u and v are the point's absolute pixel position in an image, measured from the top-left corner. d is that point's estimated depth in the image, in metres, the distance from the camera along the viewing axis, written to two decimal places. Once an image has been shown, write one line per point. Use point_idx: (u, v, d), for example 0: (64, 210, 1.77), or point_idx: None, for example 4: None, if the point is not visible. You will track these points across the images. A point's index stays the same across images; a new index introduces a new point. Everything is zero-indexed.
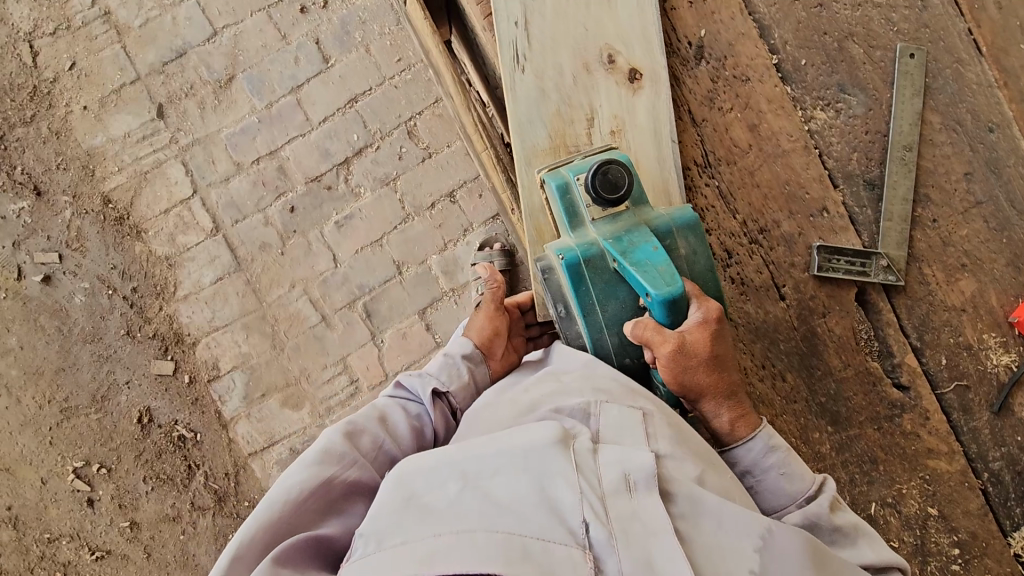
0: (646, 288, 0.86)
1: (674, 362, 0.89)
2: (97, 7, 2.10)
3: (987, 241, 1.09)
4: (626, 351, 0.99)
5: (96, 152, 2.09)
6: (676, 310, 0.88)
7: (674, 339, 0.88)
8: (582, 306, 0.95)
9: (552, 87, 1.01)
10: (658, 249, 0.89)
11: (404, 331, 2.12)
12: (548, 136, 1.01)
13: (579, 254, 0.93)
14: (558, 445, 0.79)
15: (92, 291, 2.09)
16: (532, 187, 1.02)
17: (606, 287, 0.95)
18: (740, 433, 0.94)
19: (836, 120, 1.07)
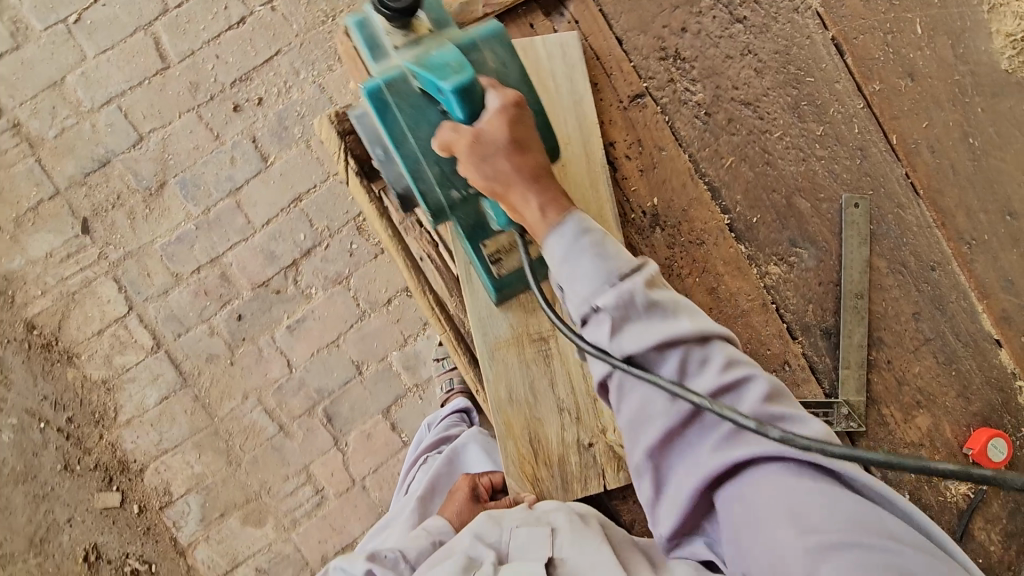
0: (438, 83, 0.80)
1: (472, 152, 0.80)
2: (5, 118, 1.95)
3: (937, 375, 1.13)
4: (451, 181, 0.88)
5: (15, 275, 1.94)
6: (469, 97, 0.80)
7: (468, 132, 0.80)
8: (391, 134, 0.87)
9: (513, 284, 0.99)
10: (452, 49, 0.83)
11: (369, 433, 2.04)
12: (509, 326, 1.00)
13: (379, 79, 0.85)
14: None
15: (20, 425, 1.93)
16: (496, 380, 0.98)
17: (415, 112, 0.86)
18: (550, 216, 0.80)
19: (790, 274, 1.09)
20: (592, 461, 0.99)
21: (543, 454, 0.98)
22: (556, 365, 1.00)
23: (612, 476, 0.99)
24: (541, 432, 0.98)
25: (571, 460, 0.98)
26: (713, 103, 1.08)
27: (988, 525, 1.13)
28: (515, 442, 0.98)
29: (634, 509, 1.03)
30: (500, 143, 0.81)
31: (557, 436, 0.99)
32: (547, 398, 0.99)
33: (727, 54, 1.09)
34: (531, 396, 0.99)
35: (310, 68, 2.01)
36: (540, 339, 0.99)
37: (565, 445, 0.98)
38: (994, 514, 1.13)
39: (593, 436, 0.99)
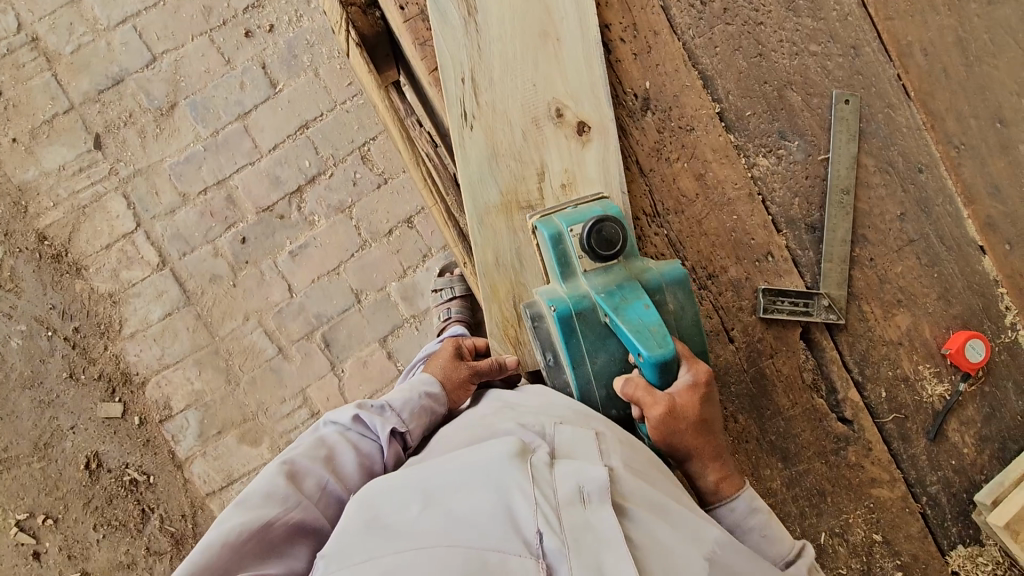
0: (638, 348, 0.84)
1: (663, 423, 0.86)
2: (24, 33, 2.00)
3: (919, 276, 1.14)
4: (613, 400, 0.94)
5: (29, 187, 1.99)
6: (665, 372, 0.85)
7: (663, 401, 0.86)
8: (572, 357, 0.92)
9: (506, 151, 1.01)
10: (651, 309, 0.87)
11: (365, 360, 2.08)
12: (500, 192, 1.00)
13: (570, 305, 0.90)
14: (517, 458, 0.75)
15: (29, 333, 1.99)
16: (484, 245, 1.00)
17: (595, 339, 0.92)
18: (723, 491, 0.90)
19: (777, 167, 1.11)
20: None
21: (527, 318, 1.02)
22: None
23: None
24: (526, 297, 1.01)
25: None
26: None
27: (963, 428, 1.15)
28: (500, 305, 1.01)
29: None
30: (689, 418, 0.87)
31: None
32: (534, 266, 1.01)
33: None
34: (517, 261, 1.01)
35: None
36: (529, 208, 1.01)
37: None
38: (970, 418, 1.15)
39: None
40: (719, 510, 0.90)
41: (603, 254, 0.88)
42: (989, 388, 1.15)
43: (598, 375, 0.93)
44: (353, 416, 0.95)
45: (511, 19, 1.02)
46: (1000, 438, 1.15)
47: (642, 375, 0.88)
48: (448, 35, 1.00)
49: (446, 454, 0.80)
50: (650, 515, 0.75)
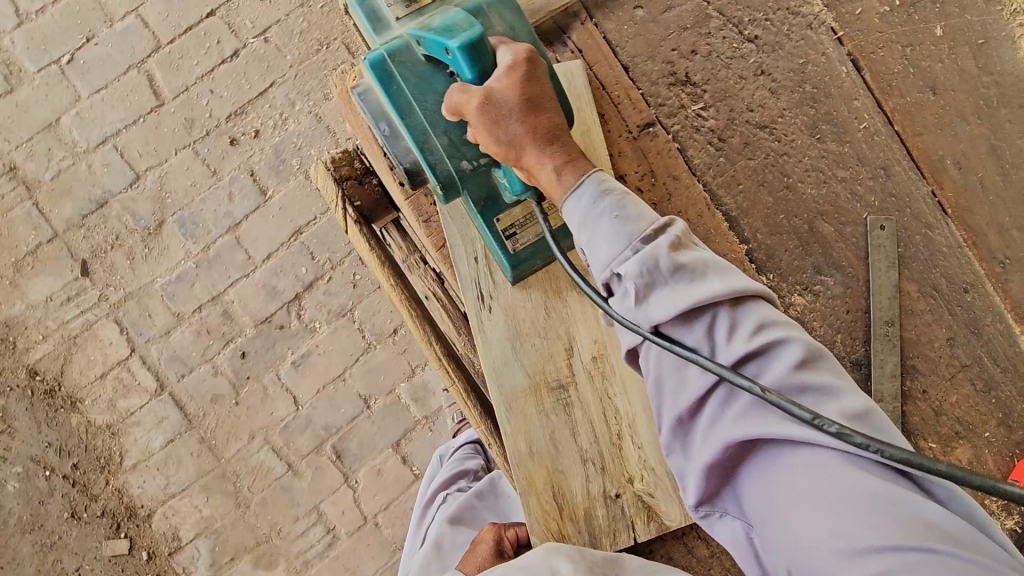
0: (445, 40, 0.75)
1: (483, 114, 0.71)
2: (1, 162, 1.91)
3: (976, 403, 1.06)
4: (460, 152, 0.81)
5: (16, 321, 1.90)
6: (478, 56, 0.74)
7: (478, 91, 0.71)
8: (397, 106, 0.81)
9: (530, 335, 0.93)
10: (457, 11, 0.79)
11: (379, 468, 1.99)
12: (526, 374, 0.92)
13: (382, 50, 0.81)
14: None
15: (26, 475, 1.89)
16: (515, 432, 0.91)
17: (420, 81, 0.81)
18: (568, 179, 0.72)
19: (815, 303, 1.03)
20: (621, 515, 0.91)
21: (569, 510, 0.90)
22: (577, 414, 0.92)
23: (644, 530, 0.91)
24: (565, 487, 0.91)
25: (596, 514, 0.90)
26: (726, 128, 1.03)
27: None
28: (538, 499, 0.90)
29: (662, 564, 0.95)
30: (512, 103, 0.71)
31: (581, 490, 0.91)
32: (571, 449, 0.91)
33: (739, 76, 1.04)
34: (551, 446, 0.92)
35: (306, 98, 1.97)
36: (560, 386, 0.92)
37: (591, 498, 0.91)
38: None
39: (620, 487, 0.91)
40: (567, 203, 0.72)
41: None
42: None
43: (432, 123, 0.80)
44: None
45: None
46: None
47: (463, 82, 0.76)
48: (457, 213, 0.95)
49: None
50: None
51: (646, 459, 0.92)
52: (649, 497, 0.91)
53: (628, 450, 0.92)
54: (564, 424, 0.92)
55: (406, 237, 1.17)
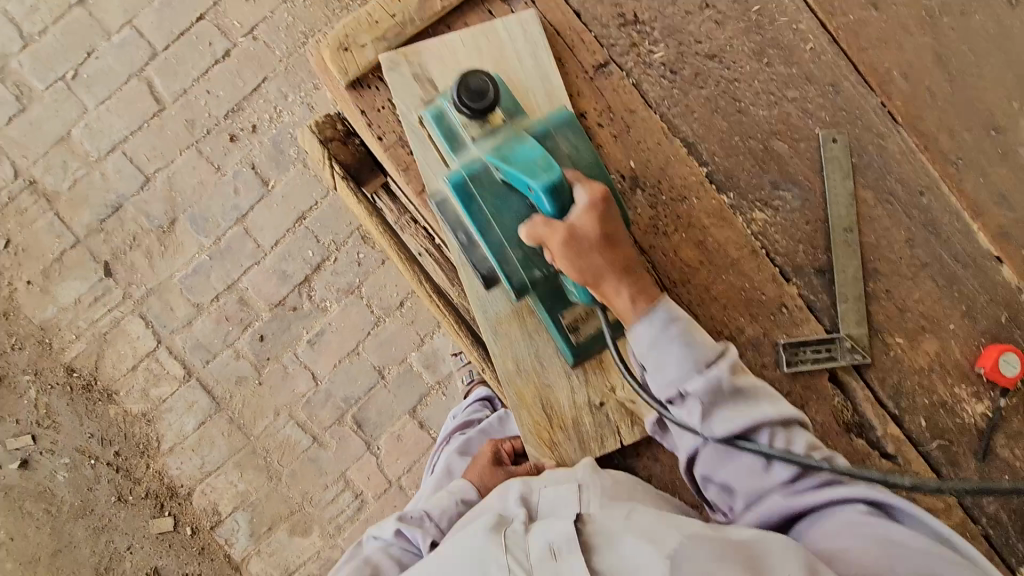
0: (527, 181, 0.86)
1: (567, 248, 0.86)
2: (22, 178, 2.04)
3: (939, 299, 1.13)
4: (533, 262, 0.93)
5: (50, 324, 2.03)
6: (559, 196, 0.86)
7: (561, 227, 0.86)
8: (477, 224, 0.93)
9: (509, 267, 1.01)
10: (534, 145, 0.89)
11: (399, 433, 2.10)
12: (508, 300, 1.02)
13: (461, 171, 0.93)
14: (492, 533, 0.82)
15: (73, 465, 2.03)
16: (502, 353, 1.01)
17: (496, 201, 0.92)
18: (642, 305, 0.89)
19: (776, 218, 1.10)
20: (606, 420, 1.01)
21: (557, 418, 1.01)
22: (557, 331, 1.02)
23: (627, 431, 1.01)
24: (552, 399, 1.01)
25: (582, 420, 1.01)
26: (677, 61, 1.10)
27: (1010, 443, 1.13)
28: (529, 411, 1.00)
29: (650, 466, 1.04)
30: (590, 237, 0.87)
31: (568, 400, 1.01)
32: (555, 363, 1.02)
33: (686, 11, 1.11)
34: (537, 365, 1.01)
35: (297, 90, 2.07)
36: (540, 309, 1.01)
37: (576, 407, 1.01)
38: (1016, 431, 1.13)
39: (603, 396, 1.01)
40: (639, 328, 0.89)
41: (476, 104, 0.94)
42: None
43: (496, 214, 0.92)
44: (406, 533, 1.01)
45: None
46: None
47: (541, 215, 0.89)
48: (431, 162, 1.02)
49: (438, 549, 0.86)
50: (622, 538, 0.76)
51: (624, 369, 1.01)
52: (631, 402, 1.00)
53: (608, 362, 1.01)
54: (546, 342, 1.02)
55: (395, 200, 1.27)
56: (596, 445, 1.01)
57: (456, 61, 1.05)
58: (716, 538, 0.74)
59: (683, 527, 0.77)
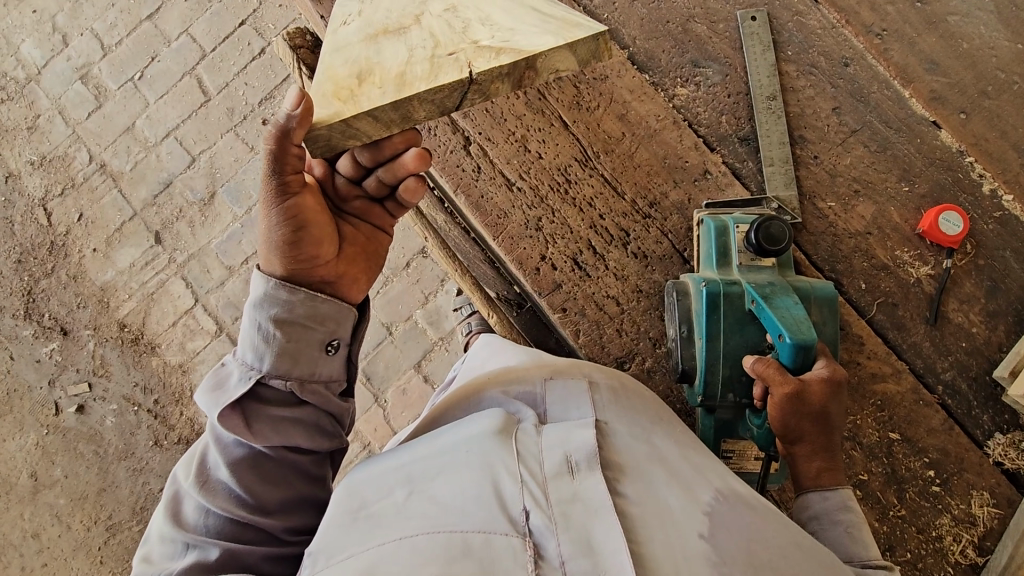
0: (780, 329, 0.85)
1: (789, 399, 0.80)
2: (95, 163, 2.43)
3: (872, 163, 1.14)
4: (732, 385, 0.95)
5: (109, 285, 2.34)
6: (806, 356, 0.83)
7: (794, 380, 0.80)
8: (707, 330, 0.96)
9: (369, 3, 0.83)
10: (799, 303, 0.89)
11: (404, 387, 2.18)
12: (365, 27, 0.80)
13: (720, 285, 0.96)
14: (499, 434, 0.66)
15: (120, 410, 2.26)
16: (341, 61, 0.76)
17: (735, 323, 0.96)
18: (824, 480, 0.80)
19: (697, 92, 1.18)
20: (454, 60, 0.72)
21: (379, 79, 0.72)
22: (415, 33, 0.77)
23: (485, 62, 0.71)
24: (374, 66, 0.74)
25: (417, 69, 0.72)
26: None
27: (964, 307, 1.09)
28: (332, 78, 0.73)
29: (576, 321, 1.10)
30: (814, 408, 0.80)
31: (401, 72, 0.73)
32: (400, 52, 0.75)
33: None
34: (373, 54, 0.76)
35: None
36: (398, 23, 0.79)
37: (408, 61, 0.73)
38: (970, 296, 1.09)
39: (456, 46, 0.73)
40: (813, 497, 0.80)
41: (767, 246, 0.94)
42: (983, 260, 1.10)
43: (728, 332, 0.95)
44: (236, 441, 0.77)
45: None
46: (1012, 310, 1.08)
47: (775, 360, 0.85)
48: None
49: (420, 438, 0.72)
50: (647, 472, 0.65)
51: (496, 24, 0.76)
52: (498, 42, 0.73)
53: (473, 22, 0.76)
54: (401, 50, 0.75)
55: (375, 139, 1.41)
56: (426, 84, 0.71)
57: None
58: (742, 495, 0.66)
59: (712, 478, 0.67)
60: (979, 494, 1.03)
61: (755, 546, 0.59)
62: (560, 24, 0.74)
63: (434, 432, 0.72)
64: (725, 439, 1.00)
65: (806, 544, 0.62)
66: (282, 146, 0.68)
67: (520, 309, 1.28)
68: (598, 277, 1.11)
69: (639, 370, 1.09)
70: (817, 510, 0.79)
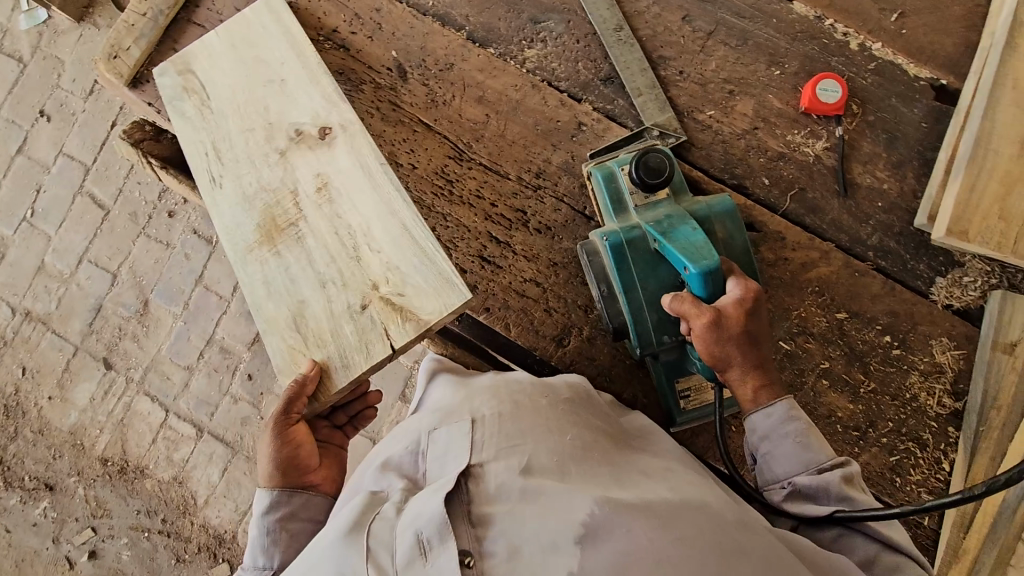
0: (683, 262, 0.84)
1: (710, 330, 0.81)
2: (19, 313, 2.35)
3: (737, 59, 1.11)
4: (665, 327, 0.94)
5: (77, 426, 2.29)
6: (714, 283, 0.83)
7: (709, 311, 0.82)
8: (621, 283, 0.94)
9: (249, 182, 1.03)
10: (697, 229, 0.88)
11: (397, 420, 2.15)
12: (257, 225, 1.01)
13: (621, 234, 0.94)
14: (351, 531, 0.66)
15: (133, 542, 2.21)
16: (253, 282, 0.98)
17: (646, 266, 0.94)
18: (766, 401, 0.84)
19: (547, 48, 1.14)
20: (372, 322, 0.94)
21: (313, 333, 0.95)
22: (309, 241, 0.99)
23: (398, 331, 0.92)
24: (308, 313, 0.96)
25: (346, 333, 0.94)
26: None
27: (869, 168, 1.08)
28: (280, 335, 0.95)
29: (503, 315, 1.07)
30: (734, 333, 0.82)
31: (325, 312, 0.96)
32: (308, 273, 0.98)
33: None
34: (290, 283, 0.98)
35: None
36: (288, 224, 1.00)
37: (332, 314, 0.95)
38: (871, 154, 1.08)
39: (364, 294, 0.95)
40: (757, 416, 0.84)
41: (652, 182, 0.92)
42: (873, 116, 1.09)
43: (643, 279, 0.94)
44: None
45: (234, 74, 1.09)
46: (914, 155, 1.07)
47: (688, 293, 0.85)
48: (185, 126, 1.07)
49: (311, 546, 0.73)
50: (513, 513, 0.63)
51: (385, 261, 0.96)
52: (396, 294, 0.94)
53: (367, 260, 0.96)
54: (310, 273, 0.98)
55: None
56: (362, 358, 0.92)
57: (208, 30, 1.18)
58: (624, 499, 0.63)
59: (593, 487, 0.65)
60: (938, 341, 1.03)
61: (624, 568, 0.57)
62: (439, 275, 0.93)
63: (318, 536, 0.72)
64: (679, 379, 0.99)
65: (687, 536, 0.60)
66: (295, 399, 0.90)
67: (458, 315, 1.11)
68: (510, 265, 1.08)
69: (579, 342, 1.06)
70: (765, 429, 0.83)
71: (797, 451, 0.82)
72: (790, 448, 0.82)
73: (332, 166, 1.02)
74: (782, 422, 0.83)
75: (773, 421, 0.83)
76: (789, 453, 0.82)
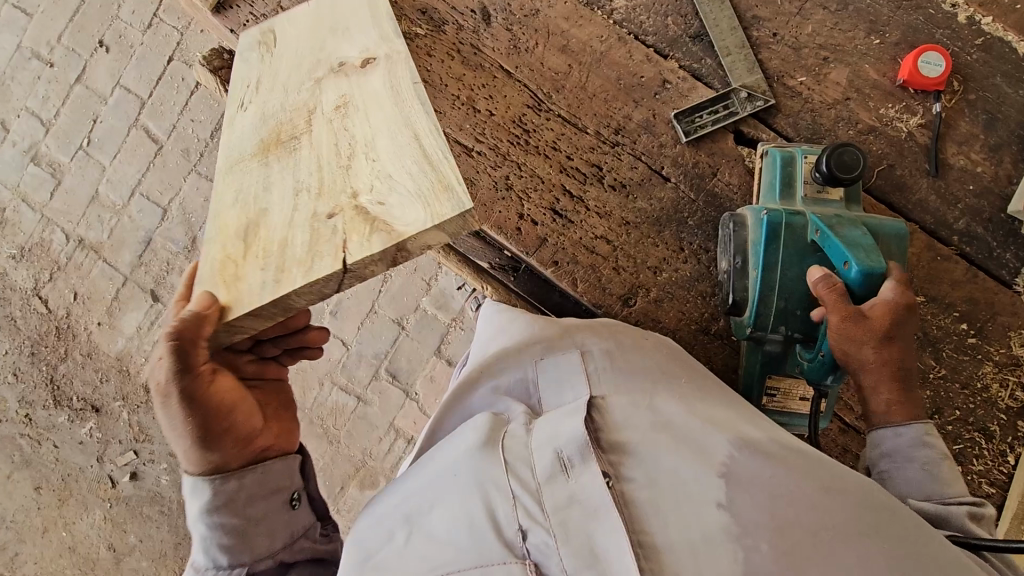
0: (846, 255, 0.87)
1: (845, 324, 0.85)
2: (72, 240, 2.42)
3: (836, 25, 1.06)
4: (785, 320, 0.95)
5: (123, 353, 2.36)
6: (867, 282, 0.86)
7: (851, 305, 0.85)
8: (766, 259, 0.95)
9: (271, 84, 0.87)
10: (869, 236, 0.89)
11: (431, 374, 2.18)
12: (259, 124, 0.83)
13: (785, 215, 0.95)
14: (485, 446, 0.70)
15: (171, 467, 2.30)
16: (226, 183, 0.80)
17: (796, 254, 0.95)
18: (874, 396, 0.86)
19: (636, 1, 1.10)
20: (333, 232, 0.72)
21: (257, 243, 0.74)
22: (303, 148, 0.79)
23: (358, 248, 0.70)
24: (261, 219, 0.76)
25: (297, 241, 0.73)
26: None
27: (964, 149, 1.03)
28: (221, 241, 0.75)
29: (570, 270, 1.07)
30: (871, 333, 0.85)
31: (282, 220, 0.75)
32: (284, 180, 0.78)
33: None
34: (262, 188, 0.78)
35: None
36: (289, 126, 0.82)
37: (289, 223, 0.74)
38: (967, 135, 1.03)
39: (337, 204, 0.74)
40: (885, 430, 0.86)
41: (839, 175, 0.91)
42: (974, 94, 1.03)
43: (785, 262, 0.94)
44: None
45: None
46: (1014, 139, 1.02)
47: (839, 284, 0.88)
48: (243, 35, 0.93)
49: (424, 461, 0.77)
50: (651, 445, 0.67)
51: (377, 168, 0.75)
52: (376, 206, 0.73)
53: (357, 168, 0.75)
54: (289, 180, 0.78)
55: None
56: (302, 272, 0.71)
57: None
58: (759, 441, 0.66)
59: (725, 429, 0.68)
60: (1017, 333, 1.00)
61: (775, 502, 0.60)
62: (436, 188, 0.71)
63: (434, 452, 0.76)
64: (771, 377, 1.00)
65: (826, 480, 0.63)
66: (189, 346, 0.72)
67: (517, 273, 1.22)
68: (582, 221, 1.07)
69: (646, 303, 1.06)
70: (889, 445, 0.85)
71: (917, 474, 0.82)
72: (911, 472, 0.83)
73: (358, 73, 0.83)
74: (910, 441, 0.84)
75: (898, 439, 0.85)
76: (910, 476, 0.83)
